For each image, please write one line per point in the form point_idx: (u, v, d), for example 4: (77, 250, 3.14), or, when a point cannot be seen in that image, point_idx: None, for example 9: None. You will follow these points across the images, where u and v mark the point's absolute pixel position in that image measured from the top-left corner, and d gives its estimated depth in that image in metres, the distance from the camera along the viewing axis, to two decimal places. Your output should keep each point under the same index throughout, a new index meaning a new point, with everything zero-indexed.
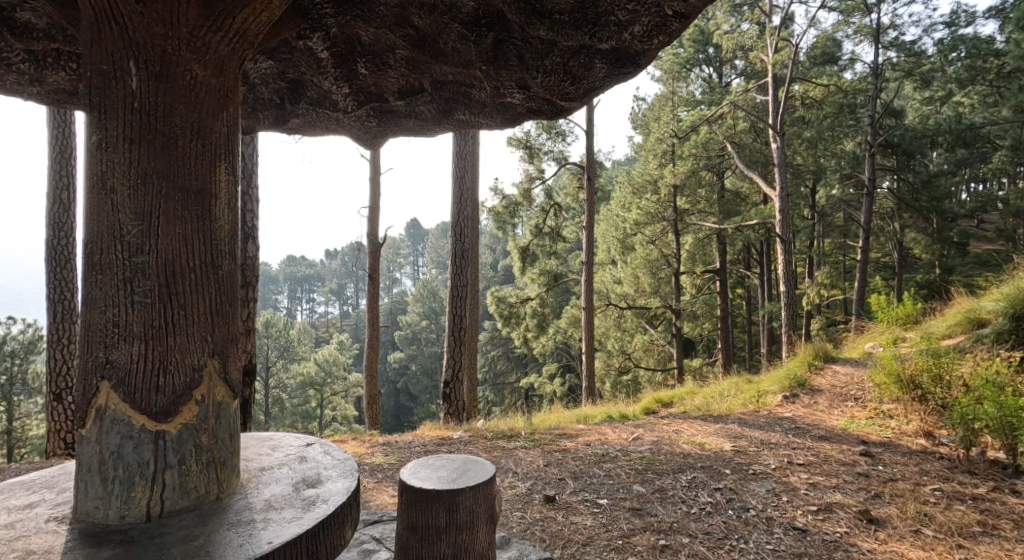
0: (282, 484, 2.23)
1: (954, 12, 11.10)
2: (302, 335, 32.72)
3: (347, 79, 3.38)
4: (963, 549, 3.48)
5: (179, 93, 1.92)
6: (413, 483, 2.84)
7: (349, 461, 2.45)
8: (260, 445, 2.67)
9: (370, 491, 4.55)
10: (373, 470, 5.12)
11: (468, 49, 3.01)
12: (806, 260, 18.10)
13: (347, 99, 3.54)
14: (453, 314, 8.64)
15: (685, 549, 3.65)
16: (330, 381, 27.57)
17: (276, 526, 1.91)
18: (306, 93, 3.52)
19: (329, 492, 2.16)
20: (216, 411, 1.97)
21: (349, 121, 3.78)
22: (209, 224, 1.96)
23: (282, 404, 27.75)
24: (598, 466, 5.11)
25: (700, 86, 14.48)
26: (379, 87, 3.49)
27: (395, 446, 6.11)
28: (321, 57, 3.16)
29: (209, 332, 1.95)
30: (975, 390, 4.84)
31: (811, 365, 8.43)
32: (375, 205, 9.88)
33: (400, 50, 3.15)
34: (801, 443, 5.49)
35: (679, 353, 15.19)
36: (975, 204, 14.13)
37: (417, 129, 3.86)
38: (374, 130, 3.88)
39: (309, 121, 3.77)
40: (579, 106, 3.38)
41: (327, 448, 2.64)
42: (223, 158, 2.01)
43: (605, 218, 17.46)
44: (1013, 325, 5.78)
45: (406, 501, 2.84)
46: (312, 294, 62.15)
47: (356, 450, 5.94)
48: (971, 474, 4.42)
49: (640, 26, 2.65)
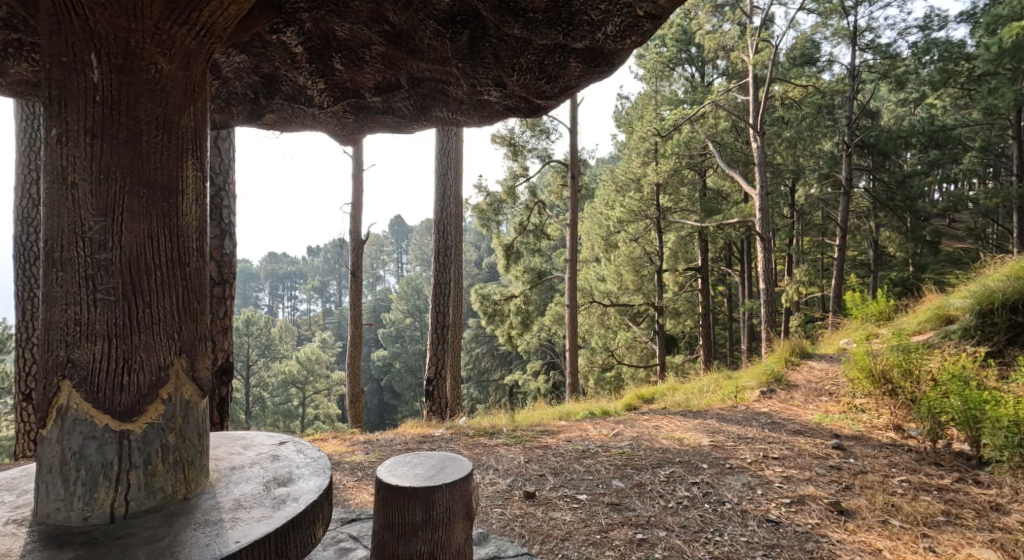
0: (253, 482, 2.22)
1: (927, 15, 11.33)
2: (284, 334, 32.43)
3: (322, 75, 3.37)
4: (927, 538, 3.57)
5: (144, 87, 1.90)
6: (390, 481, 2.84)
7: (322, 459, 2.45)
8: (231, 444, 2.65)
9: (350, 490, 4.53)
10: (354, 469, 5.09)
11: (443, 46, 3.02)
12: (786, 259, 18.39)
13: (322, 95, 3.53)
14: (436, 311, 8.60)
15: (662, 542, 3.70)
16: (313, 380, 27.40)
17: (244, 525, 1.91)
18: (281, 88, 3.50)
19: (300, 490, 2.16)
20: (183, 410, 1.96)
21: (325, 118, 3.77)
22: (175, 221, 1.95)
23: (264, 403, 27.53)
24: (578, 462, 5.15)
25: (683, 86, 14.59)
26: (355, 83, 3.48)
27: (377, 444, 6.09)
28: (296, 52, 3.15)
29: (175, 330, 1.94)
30: (943, 384, 4.92)
31: (787, 361, 8.60)
32: (358, 201, 9.84)
33: (377, 46, 3.14)
34: (776, 437, 5.60)
35: (662, 349, 15.36)
36: (947, 204, 14.44)
37: (395, 126, 3.87)
38: (350, 126, 3.88)
39: (285, 116, 3.74)
40: (555, 105, 3.40)
41: (300, 446, 2.64)
42: (190, 154, 2.01)
43: (590, 216, 17.58)
44: (979, 321, 5.93)
45: (382, 499, 2.85)
46: (293, 292, 61.56)
47: (337, 448, 5.92)
48: (937, 465, 4.53)
49: (613, 26, 2.66)
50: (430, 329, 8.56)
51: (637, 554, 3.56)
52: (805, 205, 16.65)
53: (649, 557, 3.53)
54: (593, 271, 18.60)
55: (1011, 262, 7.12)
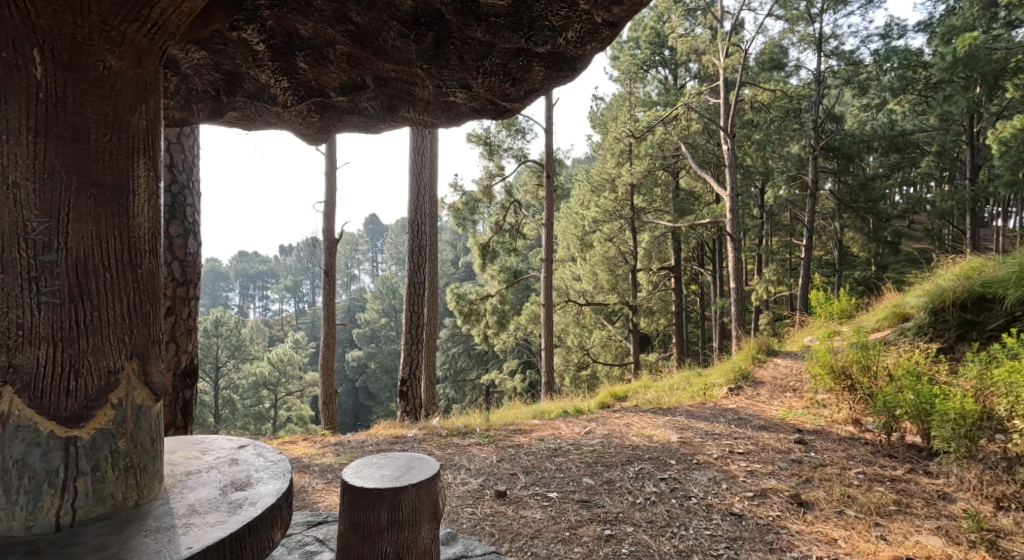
0: (209, 488, 2.21)
1: (887, 24, 11.67)
2: (254, 335, 31.88)
3: (286, 73, 3.35)
4: (880, 527, 3.69)
5: (91, 83, 1.88)
6: (355, 483, 2.84)
7: (282, 462, 2.45)
8: (188, 449, 2.62)
9: (319, 493, 4.50)
10: (325, 471, 5.08)
11: (408, 47, 3.03)
12: (755, 258, 18.77)
13: (286, 94, 3.51)
14: (410, 311, 8.53)
15: (629, 538, 3.76)
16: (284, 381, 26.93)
17: (198, 530, 1.90)
18: (243, 86, 3.47)
19: (258, 494, 2.15)
20: (135, 414, 1.96)
21: (290, 116, 3.74)
22: (125, 221, 1.94)
23: (234, 405, 27.03)
24: (550, 460, 5.21)
25: (656, 87, 14.71)
26: (320, 82, 3.47)
27: (348, 446, 6.07)
28: (257, 49, 3.13)
29: (127, 333, 1.94)
30: (899, 379, 5.07)
31: (755, 358, 8.79)
32: (330, 201, 9.74)
33: (341, 46, 3.13)
34: (742, 432, 5.72)
35: (636, 348, 15.53)
36: (907, 205, 14.89)
37: (361, 125, 3.87)
38: (316, 126, 3.87)
39: (247, 114, 3.71)
40: (519, 107, 3.44)
41: (260, 449, 2.62)
42: (141, 153, 2.00)
43: (566, 215, 17.69)
44: (932, 319, 6.13)
45: (347, 501, 2.84)
46: (264, 292, 60.60)
47: (307, 451, 5.87)
48: (891, 457, 4.69)
49: (574, 32, 2.72)
50: (404, 329, 8.50)
51: (604, 551, 3.61)
52: (774, 206, 16.99)
53: (617, 553, 3.59)
54: (569, 271, 18.72)
55: (963, 262, 7.38)
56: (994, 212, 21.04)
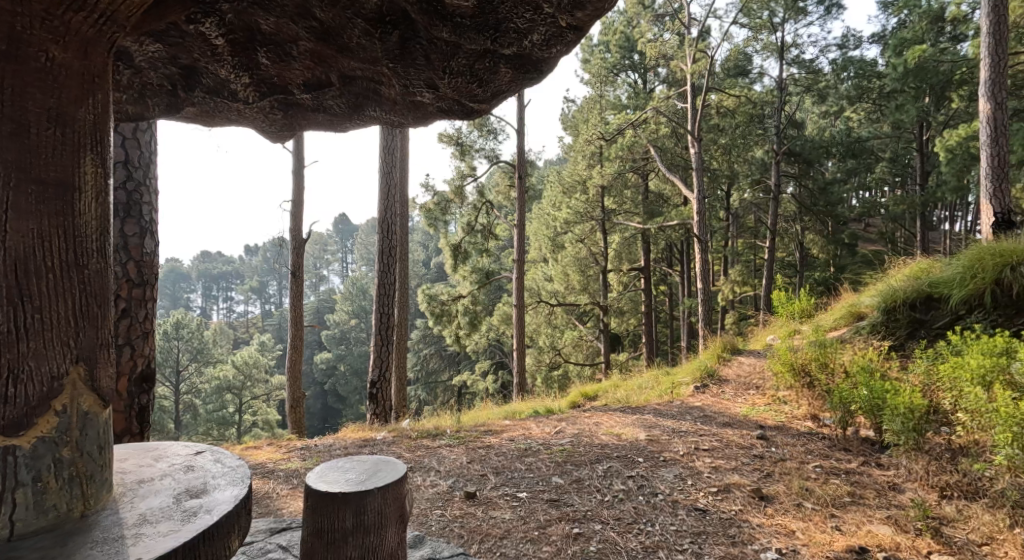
0: (162, 496, 2.19)
1: (844, 35, 12.05)
2: (217, 337, 31.15)
3: (247, 68, 3.32)
4: (835, 518, 3.83)
5: (33, 75, 1.85)
6: (319, 487, 2.85)
7: (240, 468, 2.44)
8: (141, 456, 2.59)
9: (284, 499, 4.47)
10: (290, 477, 5.04)
11: (372, 45, 3.05)
12: (721, 260, 19.12)
13: (247, 90, 3.49)
14: (380, 313, 8.46)
15: (597, 535, 3.83)
16: (250, 385, 26.37)
17: (149, 541, 1.89)
18: (201, 81, 3.43)
19: (214, 501, 2.14)
20: (81, 421, 1.94)
21: (252, 113, 3.72)
22: (71, 219, 1.93)
23: (196, 410, 26.31)
24: (520, 460, 5.26)
25: (626, 91, 14.86)
26: (283, 78, 3.46)
27: (315, 450, 6.02)
28: (216, 43, 3.10)
29: (72, 337, 1.93)
30: (854, 375, 5.25)
31: (720, 357, 8.98)
32: (297, 201, 9.62)
33: (304, 43, 3.13)
34: (706, 430, 5.86)
35: (607, 347, 15.70)
36: (864, 209, 15.39)
37: (326, 123, 3.88)
38: (279, 123, 3.86)
39: (206, 110, 3.67)
40: (486, 109, 3.49)
41: (217, 455, 2.61)
42: (88, 148, 1.98)
43: (537, 216, 17.76)
44: (885, 318, 6.36)
45: (311, 506, 2.85)
46: (229, 293, 59.34)
47: (272, 456, 5.81)
48: (846, 451, 4.86)
49: (538, 34, 2.80)
50: (374, 330, 8.42)
51: (572, 549, 3.67)
52: (739, 208, 17.35)
53: (585, 551, 3.66)
54: (540, 271, 18.79)
55: (914, 263, 7.69)
56: (942, 216, 21.98)
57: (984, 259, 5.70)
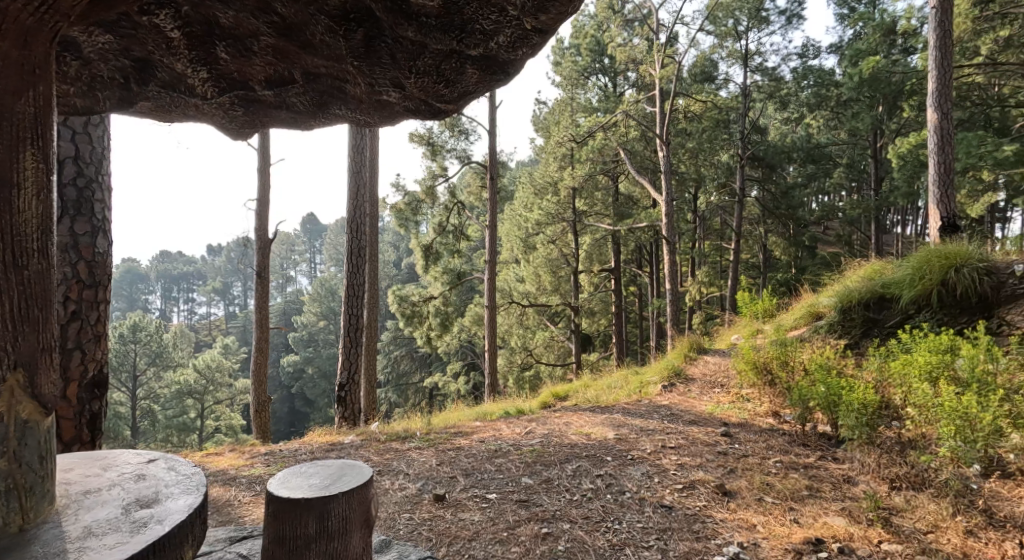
0: (111, 507, 2.24)
1: (805, 44, 12.39)
2: (177, 341, 30.32)
3: (206, 63, 3.28)
4: (793, 511, 3.95)
5: None
6: (281, 494, 2.84)
7: (195, 476, 2.48)
8: (88, 465, 2.57)
9: (247, 506, 4.42)
10: (252, 483, 4.96)
11: (335, 42, 3.05)
12: (689, 261, 19.45)
13: (206, 85, 3.44)
14: (349, 314, 8.36)
15: (565, 535, 3.88)
16: (212, 389, 25.75)
17: (93, 554, 1.98)
18: (156, 74, 3.38)
19: (166, 511, 2.21)
20: (20, 428, 2.06)
21: (210, 109, 3.68)
22: (10, 220, 2.04)
23: (155, 416, 25.55)
24: (490, 462, 5.28)
25: (597, 94, 15.01)
26: (243, 74, 3.44)
27: (280, 456, 5.93)
28: (171, 36, 3.07)
29: (11, 341, 2.05)
30: (813, 373, 5.40)
31: (686, 356, 9.14)
32: (262, 200, 9.47)
33: (265, 37, 3.12)
34: (673, 428, 5.96)
35: (578, 348, 15.84)
36: (823, 212, 15.86)
37: (289, 120, 3.84)
38: (240, 120, 3.81)
39: (161, 105, 3.61)
40: (453, 109, 3.52)
41: (171, 462, 2.61)
42: (30, 143, 2.09)
43: (509, 217, 17.80)
44: (841, 317, 6.57)
45: (273, 512, 2.83)
46: (191, 294, 57.89)
47: (234, 462, 5.71)
48: (805, 446, 5.00)
49: (504, 36, 2.85)
50: (343, 332, 8.31)
51: (540, 550, 3.72)
52: (706, 211, 17.65)
53: (553, 551, 3.71)
54: (511, 272, 18.80)
55: (870, 264, 7.96)
56: (895, 220, 22.85)
57: (931, 260, 5.93)
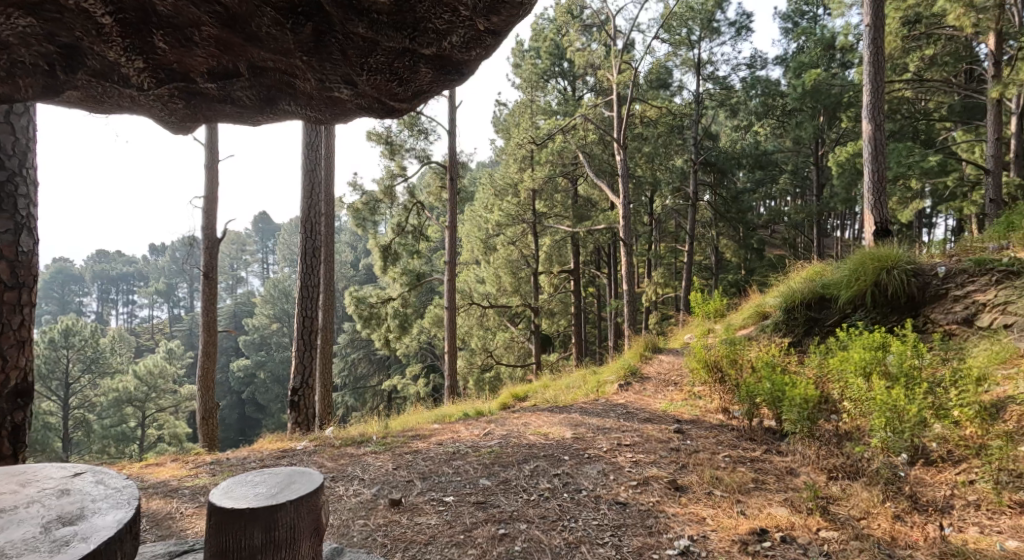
0: (32, 525, 2.55)
1: (753, 55, 12.82)
2: (116, 346, 28.92)
3: (141, 52, 3.38)
4: (740, 503, 4.11)
5: None
6: (223, 504, 2.93)
7: (125, 489, 2.82)
8: (10, 482, 2.86)
9: (189, 519, 4.35)
10: (196, 494, 4.87)
11: (282, 35, 3.25)
12: (645, 263, 19.81)
13: (142, 75, 3.51)
14: (303, 316, 8.21)
15: (522, 535, 3.95)
16: (154, 396, 24.67)
17: None
18: (86, 62, 3.44)
19: (92, 527, 2.54)
20: None
21: (147, 101, 3.71)
22: None
23: (90, 426, 24.28)
24: (448, 464, 5.31)
25: (556, 97, 15.16)
26: (183, 65, 3.50)
27: (227, 464, 5.82)
28: (103, 22, 3.19)
29: None
30: (759, 369, 5.61)
31: (642, 356, 9.35)
32: (211, 199, 9.25)
33: (207, 28, 3.25)
34: (629, 426, 6.12)
35: (538, 349, 15.98)
36: (770, 216, 16.46)
37: (236, 117, 3.89)
38: (180, 113, 3.82)
39: (92, 95, 3.63)
40: (406, 109, 3.75)
41: (98, 476, 2.93)
42: None
43: (469, 218, 17.79)
44: (786, 315, 6.86)
45: (215, 524, 2.92)
46: (131, 296, 55.48)
47: (176, 473, 5.58)
48: (751, 441, 5.21)
49: (457, 36, 3.20)
50: (296, 335, 8.16)
51: (497, 551, 3.79)
52: (662, 214, 18.03)
53: (510, 552, 3.78)
54: (472, 274, 18.74)
55: (812, 264, 8.33)
56: (835, 225, 23.93)
57: (866, 262, 6.22)
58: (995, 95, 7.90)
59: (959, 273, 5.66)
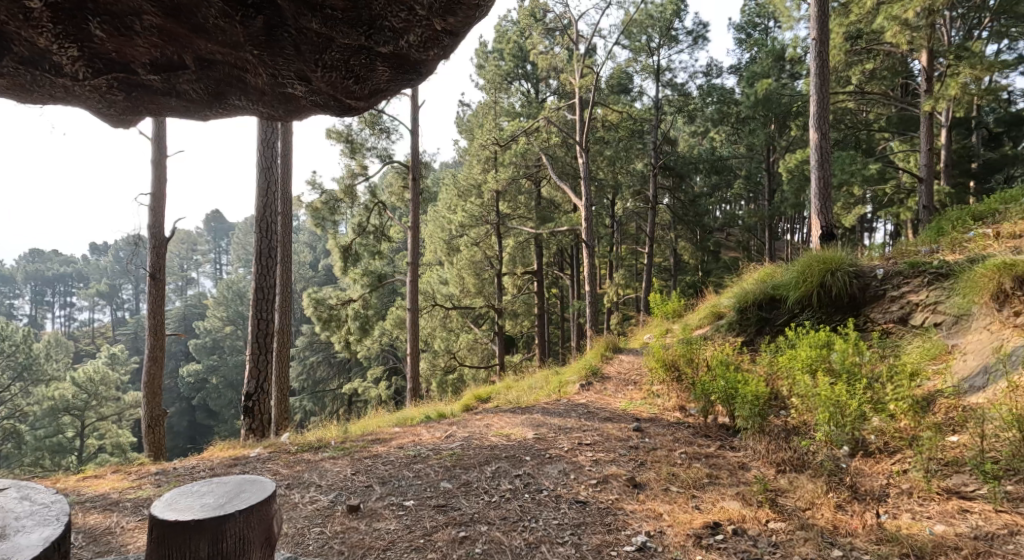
0: None
1: (709, 64, 13.16)
2: (52, 352, 27.58)
3: (75, 40, 3.34)
4: (695, 498, 4.25)
5: None
6: (167, 517, 2.95)
7: (53, 505, 2.94)
8: None
9: (129, 533, 4.26)
10: (137, 507, 4.77)
11: (231, 27, 3.29)
12: (606, 264, 20.06)
13: (76, 64, 3.46)
14: (258, 319, 8.05)
15: (483, 537, 4.01)
16: (93, 405, 23.56)
17: None
18: (13, 49, 3.35)
19: (19, 545, 2.64)
20: None
21: (83, 92, 3.65)
22: None
23: (23, 438, 23.09)
24: (408, 468, 5.31)
25: (519, 99, 15.22)
26: (123, 55, 3.50)
27: (174, 474, 5.68)
28: (31, 7, 3.11)
29: None
30: (713, 368, 5.78)
31: (603, 355, 9.50)
32: (158, 196, 9.01)
33: (150, 17, 3.26)
34: (589, 425, 6.22)
35: (501, 350, 16.05)
36: (727, 219, 16.91)
37: (181, 110, 3.94)
38: (120, 105, 3.81)
39: (21, 84, 3.53)
40: (361, 107, 3.89)
41: (24, 492, 3.03)
42: None
43: (432, 219, 17.72)
44: (739, 315, 7.09)
45: (157, 537, 2.95)
46: (69, 299, 53.15)
47: (117, 485, 5.42)
48: (706, 437, 5.37)
49: (413, 35, 3.32)
50: (250, 339, 8.00)
51: (457, 553, 3.84)
52: (623, 216, 18.31)
53: (470, 554, 3.83)
54: (435, 275, 18.66)
55: (765, 265, 8.61)
56: (786, 228, 24.77)
57: (812, 264, 6.47)
58: (927, 107, 8.35)
59: (896, 275, 5.95)
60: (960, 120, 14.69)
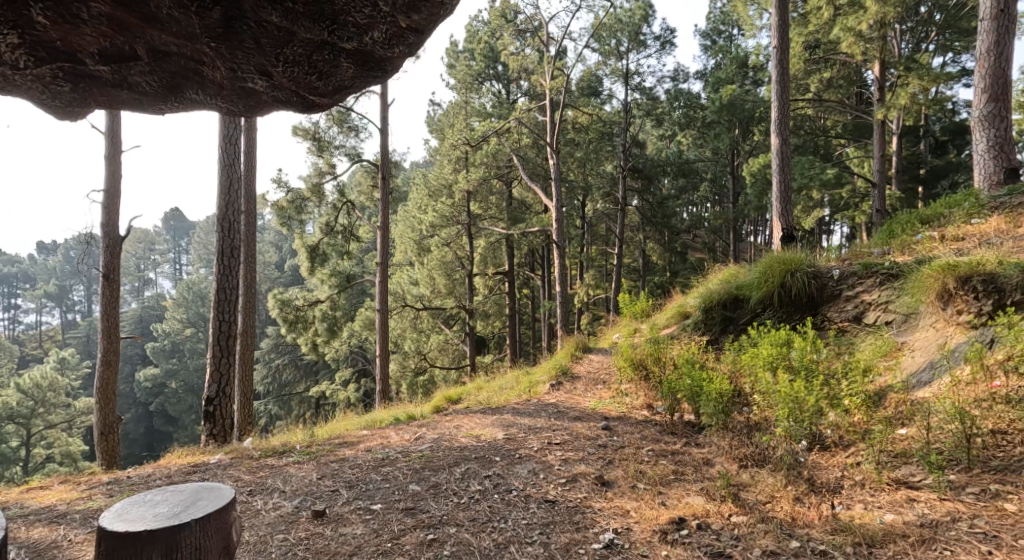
0: None
1: (676, 69, 13.37)
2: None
3: (17, 28, 3.26)
4: (660, 495, 4.34)
5: None
6: (117, 528, 2.91)
7: None
8: None
9: (77, 547, 4.16)
10: (87, 519, 4.66)
11: (186, 18, 3.26)
12: (577, 265, 20.21)
13: (17, 53, 3.35)
14: (220, 321, 7.91)
15: (451, 539, 4.03)
16: (41, 412, 22.63)
17: None
18: None
19: None
20: None
21: (27, 82, 3.55)
22: None
23: None
24: (375, 471, 5.30)
25: (490, 100, 15.22)
26: (70, 44, 3.42)
27: (127, 484, 5.54)
28: None
29: None
30: (679, 366, 5.90)
31: (573, 355, 9.60)
32: (112, 193, 8.77)
33: (99, 5, 3.20)
34: (559, 425, 6.28)
35: (472, 351, 16.06)
36: (694, 221, 17.19)
37: (134, 103, 3.87)
38: (66, 97, 3.72)
39: None
40: (324, 104, 3.89)
41: None
42: None
43: (402, 219, 17.64)
44: (705, 315, 7.25)
45: (107, 550, 2.90)
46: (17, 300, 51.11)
47: (64, 497, 5.27)
48: (672, 434, 5.49)
49: (378, 32, 3.35)
50: (212, 340, 7.86)
51: (426, 555, 3.86)
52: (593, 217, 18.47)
53: (438, 557, 3.85)
54: (406, 275, 18.58)
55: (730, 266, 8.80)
56: (750, 230, 25.30)
57: (773, 265, 6.65)
58: (880, 116, 8.65)
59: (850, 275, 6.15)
60: (910, 128, 15.26)
